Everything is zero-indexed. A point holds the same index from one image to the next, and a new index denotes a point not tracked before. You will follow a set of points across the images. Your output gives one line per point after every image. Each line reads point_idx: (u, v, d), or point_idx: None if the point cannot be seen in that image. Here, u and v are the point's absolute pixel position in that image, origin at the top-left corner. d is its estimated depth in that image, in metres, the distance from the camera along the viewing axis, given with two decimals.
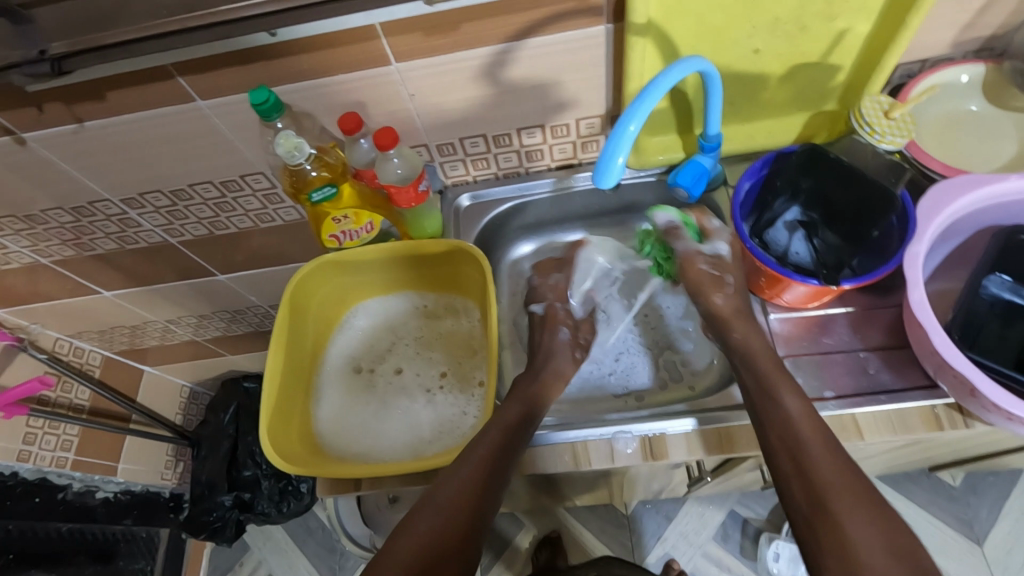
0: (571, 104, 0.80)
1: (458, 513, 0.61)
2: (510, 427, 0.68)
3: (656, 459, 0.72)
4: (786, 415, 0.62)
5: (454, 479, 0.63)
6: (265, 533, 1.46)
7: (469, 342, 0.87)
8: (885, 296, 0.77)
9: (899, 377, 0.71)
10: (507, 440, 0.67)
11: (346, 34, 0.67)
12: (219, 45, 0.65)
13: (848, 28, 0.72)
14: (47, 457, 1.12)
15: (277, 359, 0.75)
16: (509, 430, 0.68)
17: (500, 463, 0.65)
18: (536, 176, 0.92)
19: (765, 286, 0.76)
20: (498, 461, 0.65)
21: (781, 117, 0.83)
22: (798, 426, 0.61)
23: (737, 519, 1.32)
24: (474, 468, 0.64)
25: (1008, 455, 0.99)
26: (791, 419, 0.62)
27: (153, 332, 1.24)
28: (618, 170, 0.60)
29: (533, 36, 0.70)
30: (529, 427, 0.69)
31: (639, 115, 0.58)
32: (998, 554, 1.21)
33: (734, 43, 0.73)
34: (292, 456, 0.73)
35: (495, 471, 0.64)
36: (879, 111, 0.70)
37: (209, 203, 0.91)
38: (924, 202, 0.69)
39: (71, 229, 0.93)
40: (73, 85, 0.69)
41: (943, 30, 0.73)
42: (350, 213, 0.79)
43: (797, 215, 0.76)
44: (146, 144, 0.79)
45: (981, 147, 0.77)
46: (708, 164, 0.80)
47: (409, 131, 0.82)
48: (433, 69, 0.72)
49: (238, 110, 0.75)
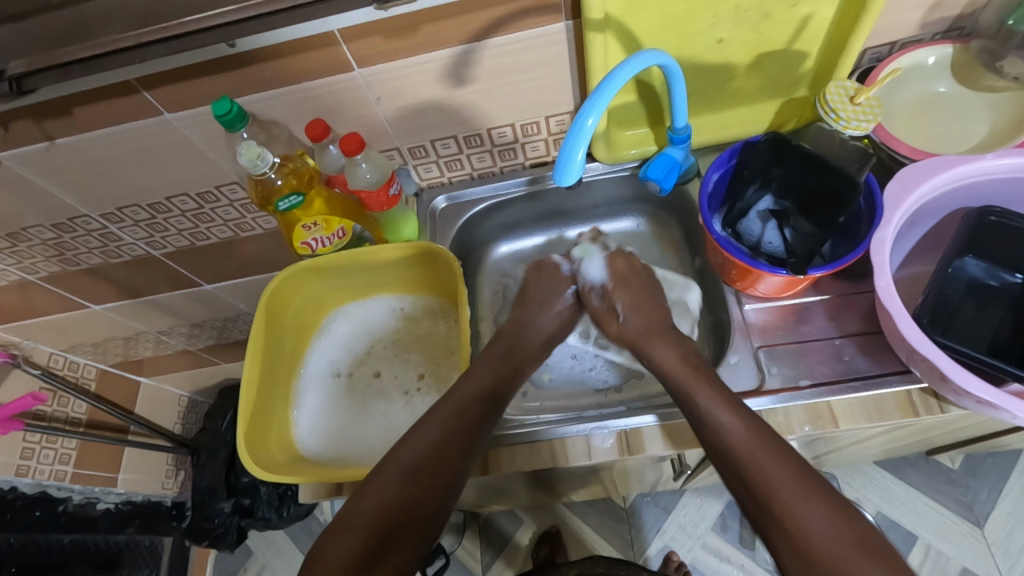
0: (539, 100, 0.80)
1: (428, 458, 0.64)
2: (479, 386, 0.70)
3: (633, 453, 0.72)
4: (716, 422, 0.62)
5: (414, 441, 0.65)
6: (267, 537, 1.47)
7: (447, 343, 0.88)
8: (860, 282, 0.77)
9: (876, 363, 0.71)
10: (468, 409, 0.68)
11: (307, 41, 0.67)
12: (181, 57, 0.66)
13: (811, 13, 0.71)
14: (46, 471, 1.13)
15: (254, 370, 0.75)
16: (476, 395, 0.70)
17: (467, 422, 0.67)
18: (511, 174, 0.92)
19: (738, 277, 0.76)
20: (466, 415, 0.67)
21: (752, 106, 0.83)
22: (727, 422, 0.61)
23: (735, 509, 1.32)
24: (434, 435, 0.65)
25: (1003, 437, 0.98)
26: (722, 425, 0.61)
27: (146, 344, 1.25)
28: (579, 165, 0.59)
29: (494, 36, 0.69)
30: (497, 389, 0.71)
31: (597, 109, 0.57)
32: (998, 536, 1.21)
33: (697, 33, 0.72)
34: (270, 465, 0.74)
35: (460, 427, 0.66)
36: (845, 97, 0.70)
37: (188, 215, 0.92)
38: (893, 185, 0.69)
39: (53, 245, 0.94)
40: (41, 103, 0.70)
41: (908, 12, 0.73)
42: (320, 219, 0.79)
43: (771, 205, 0.75)
44: (119, 158, 0.79)
45: (952, 128, 0.76)
46: (679, 156, 0.79)
47: (378, 135, 0.82)
48: (397, 73, 0.72)
49: (206, 121, 0.75)
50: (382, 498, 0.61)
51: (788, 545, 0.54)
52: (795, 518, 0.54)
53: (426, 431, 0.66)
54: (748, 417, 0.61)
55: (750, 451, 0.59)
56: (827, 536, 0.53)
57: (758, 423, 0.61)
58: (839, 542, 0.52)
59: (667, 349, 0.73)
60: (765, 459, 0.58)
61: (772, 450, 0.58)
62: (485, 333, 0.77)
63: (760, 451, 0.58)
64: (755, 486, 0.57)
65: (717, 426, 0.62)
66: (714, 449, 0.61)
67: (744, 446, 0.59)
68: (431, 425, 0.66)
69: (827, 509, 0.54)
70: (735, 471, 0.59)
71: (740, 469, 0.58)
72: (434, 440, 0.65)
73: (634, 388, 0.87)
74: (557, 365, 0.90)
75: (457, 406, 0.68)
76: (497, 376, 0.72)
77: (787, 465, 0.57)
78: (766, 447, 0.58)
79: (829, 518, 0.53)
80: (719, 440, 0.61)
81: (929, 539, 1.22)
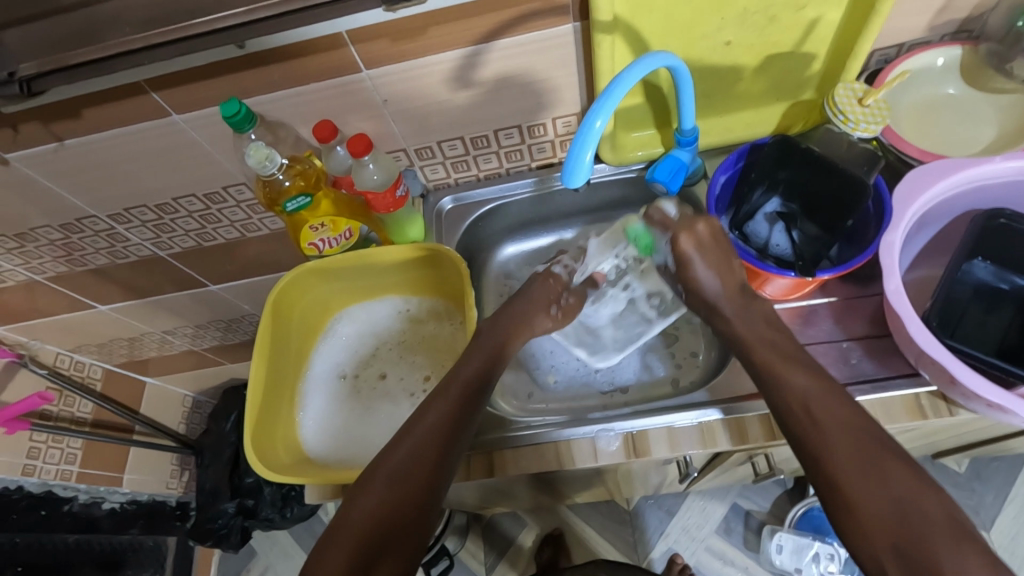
0: (545, 102, 0.80)
1: (417, 467, 0.61)
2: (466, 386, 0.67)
3: (639, 456, 0.72)
4: (791, 390, 0.59)
5: (401, 450, 0.62)
6: (271, 538, 1.47)
7: (453, 345, 0.88)
8: (867, 285, 0.77)
9: (883, 366, 0.71)
10: (455, 411, 0.65)
11: (315, 43, 0.67)
12: (189, 59, 0.66)
13: (819, 16, 0.71)
14: (51, 470, 1.14)
15: (260, 372, 0.75)
16: (463, 396, 0.66)
17: (453, 425, 0.64)
18: (517, 176, 0.92)
19: (745, 279, 0.76)
20: (454, 418, 0.64)
21: (759, 108, 0.83)
22: (793, 392, 0.59)
23: (740, 512, 1.31)
24: (420, 442, 0.62)
25: (1010, 441, 0.98)
26: (792, 393, 0.59)
27: (151, 344, 1.26)
28: (587, 167, 0.59)
29: (502, 38, 0.70)
30: (484, 388, 0.68)
31: (605, 111, 0.57)
32: (1004, 541, 1.20)
33: (704, 35, 0.72)
34: (277, 467, 0.74)
35: (447, 430, 0.63)
36: (853, 99, 0.70)
37: (195, 215, 0.92)
38: (901, 188, 0.69)
39: (61, 245, 0.94)
40: (50, 104, 0.70)
41: (916, 15, 0.72)
42: (327, 220, 0.80)
43: (778, 207, 0.75)
44: (127, 159, 0.79)
45: (960, 131, 0.76)
46: (685, 158, 0.79)
47: (385, 137, 0.82)
48: (404, 74, 0.72)
49: (214, 123, 0.75)
50: (370, 511, 0.58)
51: (850, 517, 0.52)
52: (861, 490, 0.52)
53: (411, 437, 0.63)
54: (826, 387, 0.58)
55: (825, 420, 0.56)
56: (897, 512, 0.50)
57: (835, 394, 0.57)
58: (909, 519, 0.49)
59: (734, 319, 0.69)
60: (836, 429, 0.55)
61: (842, 421, 0.55)
62: (493, 328, 0.75)
63: (830, 420, 0.56)
64: (816, 457, 0.55)
65: (786, 396, 0.59)
66: (787, 420, 0.59)
67: (812, 416, 0.57)
68: (418, 430, 0.63)
69: (909, 484, 0.51)
70: (801, 440, 0.57)
71: (804, 438, 0.56)
72: (421, 445, 0.62)
73: (639, 390, 0.87)
74: (562, 367, 0.90)
75: (445, 409, 0.65)
76: (483, 374, 0.69)
77: (859, 436, 0.54)
78: (839, 416, 0.56)
79: (905, 488, 0.51)
80: (787, 407, 0.59)
81: None
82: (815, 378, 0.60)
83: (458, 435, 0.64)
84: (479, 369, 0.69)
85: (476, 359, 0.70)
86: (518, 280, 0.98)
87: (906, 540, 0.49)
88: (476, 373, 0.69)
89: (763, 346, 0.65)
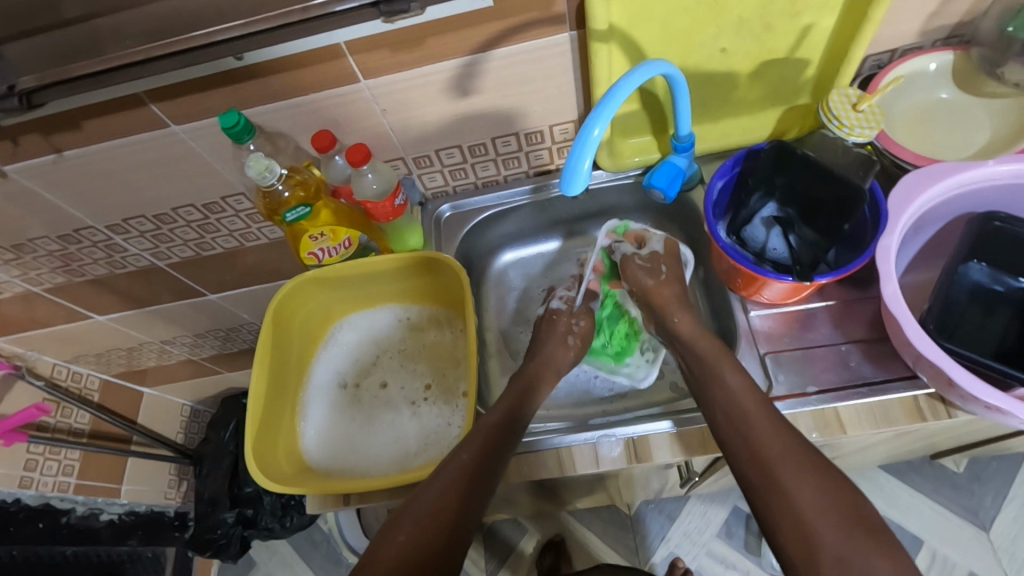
0: (543, 110, 0.80)
1: (450, 501, 0.61)
2: (496, 431, 0.67)
3: (641, 462, 0.72)
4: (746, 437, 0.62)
5: (436, 484, 0.63)
6: (270, 547, 1.47)
7: (453, 352, 0.88)
8: (864, 288, 0.77)
9: (882, 369, 0.71)
10: (491, 443, 0.66)
11: (314, 54, 0.67)
12: (188, 70, 0.66)
13: (813, 22, 0.72)
14: (49, 482, 1.13)
15: (261, 382, 0.76)
16: (495, 434, 0.67)
17: (483, 471, 0.64)
18: (515, 183, 0.92)
19: (743, 284, 0.76)
20: (485, 461, 0.64)
21: (754, 114, 0.84)
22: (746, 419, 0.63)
23: (740, 515, 1.31)
24: (454, 476, 0.63)
25: (1008, 441, 0.99)
26: (734, 413, 0.64)
27: (150, 354, 1.25)
28: (585, 174, 0.60)
29: (499, 47, 0.70)
30: (513, 433, 0.68)
31: (603, 119, 0.58)
32: (1004, 541, 1.20)
33: (700, 42, 0.73)
34: (280, 477, 0.74)
35: (477, 477, 0.63)
36: (847, 104, 0.70)
37: (193, 225, 0.92)
38: (896, 193, 0.70)
39: (59, 256, 0.94)
40: (50, 117, 0.70)
41: (909, 21, 0.73)
42: (327, 230, 0.79)
43: (774, 212, 0.76)
44: (125, 170, 0.80)
45: (954, 135, 0.77)
46: (683, 164, 0.80)
47: (384, 146, 0.82)
48: (402, 84, 0.73)
49: (213, 133, 0.76)
50: (397, 549, 0.57)
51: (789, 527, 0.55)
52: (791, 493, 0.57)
53: (440, 481, 0.63)
54: (772, 414, 0.63)
55: (763, 438, 0.61)
56: (822, 515, 0.54)
57: (773, 416, 0.63)
58: (831, 521, 0.54)
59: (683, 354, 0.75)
60: (772, 442, 0.60)
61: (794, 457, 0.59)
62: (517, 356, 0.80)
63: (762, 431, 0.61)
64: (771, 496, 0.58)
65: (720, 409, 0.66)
66: (731, 443, 0.63)
67: (749, 435, 0.62)
68: (447, 473, 0.63)
69: (829, 488, 0.56)
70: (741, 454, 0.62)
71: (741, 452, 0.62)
72: (450, 489, 0.62)
73: (639, 395, 0.87)
74: (563, 373, 0.90)
75: (475, 452, 0.65)
76: (513, 416, 0.70)
77: (791, 450, 0.59)
78: (773, 431, 0.61)
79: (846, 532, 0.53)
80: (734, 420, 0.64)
81: (935, 544, 1.22)
82: (757, 404, 0.64)
83: (486, 481, 0.64)
84: (506, 416, 0.70)
85: (502, 408, 0.71)
86: (518, 287, 0.98)
87: (832, 542, 0.53)
88: (507, 412, 0.70)
89: (703, 375, 0.70)
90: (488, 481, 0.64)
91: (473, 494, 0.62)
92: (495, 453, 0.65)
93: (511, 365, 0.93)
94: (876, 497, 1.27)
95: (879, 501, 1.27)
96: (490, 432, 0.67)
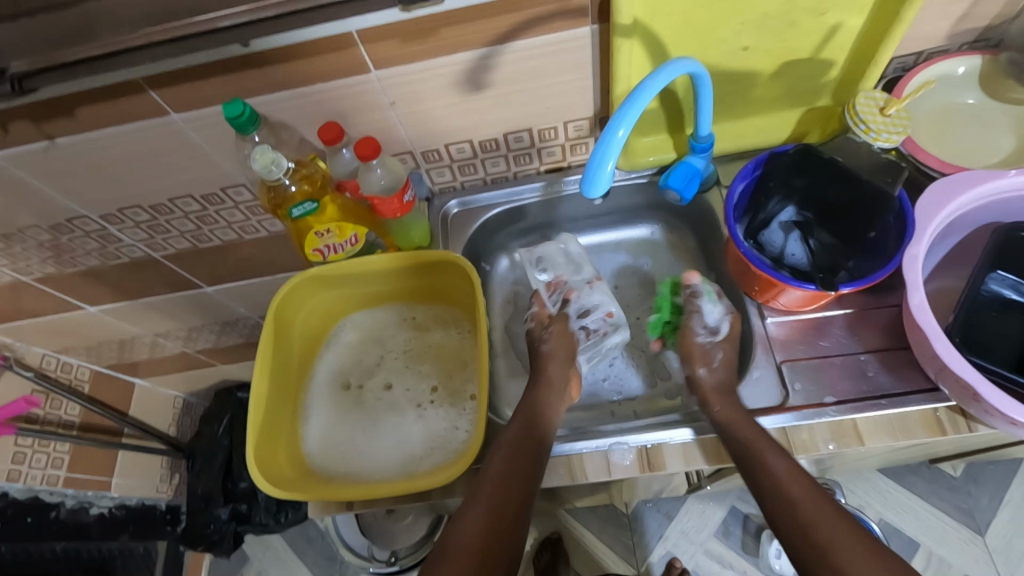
0: (558, 107, 0.78)
1: (480, 535, 0.61)
2: (518, 453, 0.66)
3: (654, 471, 0.70)
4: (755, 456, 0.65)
5: (465, 521, 0.62)
6: (264, 542, 1.44)
7: (460, 354, 0.86)
8: (882, 295, 0.76)
9: (900, 380, 0.70)
10: (515, 467, 0.65)
11: (323, 42, 0.64)
12: (189, 57, 0.63)
13: (840, 23, 0.70)
14: (38, 476, 1.10)
15: (263, 382, 0.73)
16: (521, 446, 0.67)
17: (516, 505, 0.63)
18: (525, 180, 0.90)
19: (760, 289, 0.74)
20: (502, 500, 0.63)
21: (772, 115, 0.82)
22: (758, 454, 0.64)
23: (738, 516, 1.31)
24: (484, 508, 0.63)
25: (1011, 448, 0.98)
26: (752, 444, 0.64)
27: (142, 346, 1.21)
28: (608, 176, 0.58)
29: (516, 40, 0.67)
30: (537, 448, 0.68)
31: (628, 119, 0.55)
32: (1000, 544, 1.21)
33: (724, 39, 0.71)
34: (282, 481, 0.72)
35: (502, 514, 0.62)
36: (875, 108, 0.69)
37: (191, 217, 0.89)
38: (924, 200, 0.68)
39: (50, 246, 0.91)
40: (41, 102, 0.67)
41: (938, 22, 0.71)
42: (333, 226, 0.77)
43: (793, 215, 0.74)
44: (120, 159, 0.76)
45: (978, 141, 0.75)
46: (700, 165, 0.78)
47: (392, 139, 0.79)
48: (412, 75, 0.70)
49: (215, 123, 0.72)
50: None
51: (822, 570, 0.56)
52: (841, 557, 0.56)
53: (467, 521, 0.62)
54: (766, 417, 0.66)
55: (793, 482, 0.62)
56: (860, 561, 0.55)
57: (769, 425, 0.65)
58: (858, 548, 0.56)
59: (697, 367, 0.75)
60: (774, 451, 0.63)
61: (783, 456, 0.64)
62: None
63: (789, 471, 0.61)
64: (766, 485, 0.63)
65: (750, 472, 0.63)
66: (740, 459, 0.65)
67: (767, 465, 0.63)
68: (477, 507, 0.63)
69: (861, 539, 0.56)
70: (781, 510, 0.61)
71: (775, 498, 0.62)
72: (478, 528, 0.62)
73: (647, 400, 0.86)
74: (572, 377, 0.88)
75: (494, 488, 0.64)
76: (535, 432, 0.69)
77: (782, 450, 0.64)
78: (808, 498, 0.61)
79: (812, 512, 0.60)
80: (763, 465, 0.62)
81: (932, 547, 1.22)
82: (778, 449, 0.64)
83: (521, 517, 0.63)
84: (522, 438, 0.68)
85: (516, 432, 0.69)
86: (525, 286, 0.96)
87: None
88: (524, 428, 0.70)
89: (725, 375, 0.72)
90: (520, 518, 0.63)
91: (502, 528, 0.62)
92: (513, 486, 0.64)
93: (517, 365, 0.91)
94: (875, 499, 1.27)
95: (878, 503, 1.26)
96: (507, 468, 0.65)
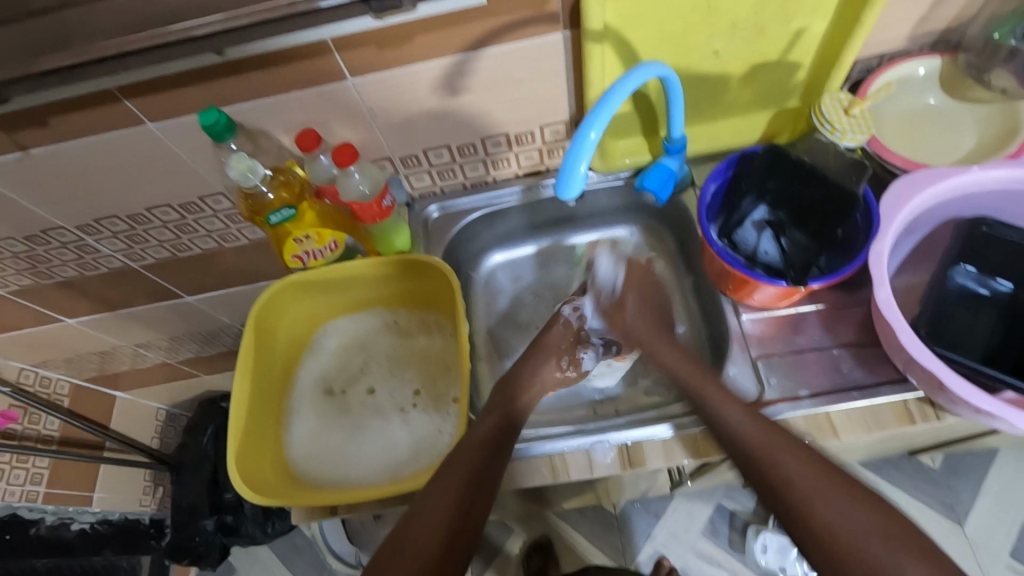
0: (534, 112, 0.79)
1: (444, 516, 0.60)
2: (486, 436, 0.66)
3: (635, 467, 0.71)
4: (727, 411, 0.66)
5: (429, 503, 0.61)
6: (251, 554, 1.43)
7: (443, 357, 0.86)
8: (853, 291, 0.78)
9: (872, 373, 0.72)
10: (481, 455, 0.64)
11: (299, 50, 0.65)
12: (166, 65, 0.63)
13: (805, 27, 0.72)
14: (16, 492, 1.08)
15: (244, 389, 0.73)
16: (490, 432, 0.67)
17: (482, 490, 0.62)
18: (504, 184, 0.91)
19: (734, 288, 0.76)
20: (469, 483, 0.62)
21: (743, 118, 0.83)
22: (754, 428, 0.63)
23: (725, 513, 1.32)
24: (447, 491, 0.62)
25: (984, 439, 1.01)
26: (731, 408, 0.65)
27: (122, 357, 1.20)
28: (582, 178, 0.59)
29: (491, 46, 0.68)
30: (505, 435, 0.68)
31: (600, 122, 0.57)
32: (978, 533, 1.23)
33: (694, 44, 0.73)
34: (265, 488, 0.71)
35: (468, 494, 0.62)
36: (840, 109, 0.71)
37: (170, 226, 0.89)
38: (888, 199, 0.70)
39: (26, 258, 0.90)
40: (15, 112, 0.66)
41: (898, 26, 0.74)
42: (311, 232, 0.77)
43: (765, 215, 0.76)
44: (95, 169, 0.76)
45: (940, 140, 0.78)
46: (674, 167, 0.79)
47: (370, 145, 0.80)
48: (389, 82, 0.71)
49: (192, 131, 0.72)
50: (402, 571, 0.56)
51: (822, 549, 0.54)
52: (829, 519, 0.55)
53: (431, 500, 0.61)
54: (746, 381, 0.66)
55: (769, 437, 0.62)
56: (861, 526, 0.54)
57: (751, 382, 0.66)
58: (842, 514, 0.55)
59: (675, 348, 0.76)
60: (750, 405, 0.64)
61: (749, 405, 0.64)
62: None
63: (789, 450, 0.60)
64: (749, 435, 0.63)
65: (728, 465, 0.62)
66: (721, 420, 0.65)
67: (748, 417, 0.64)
68: (442, 483, 0.62)
69: (855, 501, 0.56)
70: (773, 492, 0.59)
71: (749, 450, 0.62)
72: (439, 510, 0.61)
73: (630, 399, 0.87)
74: None
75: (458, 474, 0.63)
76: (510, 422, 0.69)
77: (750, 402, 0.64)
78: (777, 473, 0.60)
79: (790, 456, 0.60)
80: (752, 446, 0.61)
81: None
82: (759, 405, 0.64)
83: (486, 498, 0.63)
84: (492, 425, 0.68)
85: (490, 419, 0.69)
86: (506, 289, 0.97)
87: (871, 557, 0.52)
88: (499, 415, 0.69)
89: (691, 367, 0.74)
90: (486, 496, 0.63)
91: (468, 507, 0.61)
92: (477, 470, 0.63)
93: (500, 367, 0.91)
94: None
95: None
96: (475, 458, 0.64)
